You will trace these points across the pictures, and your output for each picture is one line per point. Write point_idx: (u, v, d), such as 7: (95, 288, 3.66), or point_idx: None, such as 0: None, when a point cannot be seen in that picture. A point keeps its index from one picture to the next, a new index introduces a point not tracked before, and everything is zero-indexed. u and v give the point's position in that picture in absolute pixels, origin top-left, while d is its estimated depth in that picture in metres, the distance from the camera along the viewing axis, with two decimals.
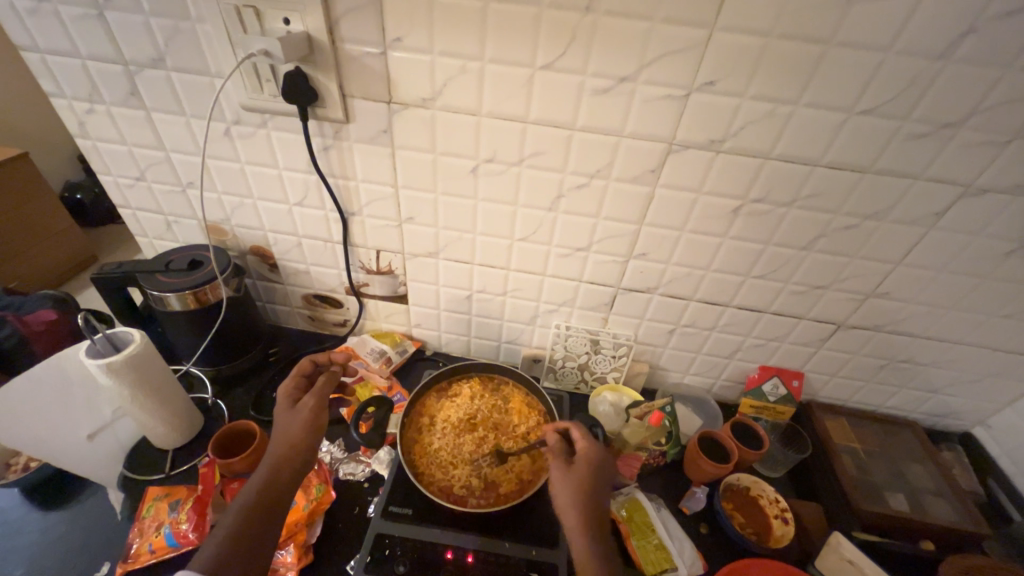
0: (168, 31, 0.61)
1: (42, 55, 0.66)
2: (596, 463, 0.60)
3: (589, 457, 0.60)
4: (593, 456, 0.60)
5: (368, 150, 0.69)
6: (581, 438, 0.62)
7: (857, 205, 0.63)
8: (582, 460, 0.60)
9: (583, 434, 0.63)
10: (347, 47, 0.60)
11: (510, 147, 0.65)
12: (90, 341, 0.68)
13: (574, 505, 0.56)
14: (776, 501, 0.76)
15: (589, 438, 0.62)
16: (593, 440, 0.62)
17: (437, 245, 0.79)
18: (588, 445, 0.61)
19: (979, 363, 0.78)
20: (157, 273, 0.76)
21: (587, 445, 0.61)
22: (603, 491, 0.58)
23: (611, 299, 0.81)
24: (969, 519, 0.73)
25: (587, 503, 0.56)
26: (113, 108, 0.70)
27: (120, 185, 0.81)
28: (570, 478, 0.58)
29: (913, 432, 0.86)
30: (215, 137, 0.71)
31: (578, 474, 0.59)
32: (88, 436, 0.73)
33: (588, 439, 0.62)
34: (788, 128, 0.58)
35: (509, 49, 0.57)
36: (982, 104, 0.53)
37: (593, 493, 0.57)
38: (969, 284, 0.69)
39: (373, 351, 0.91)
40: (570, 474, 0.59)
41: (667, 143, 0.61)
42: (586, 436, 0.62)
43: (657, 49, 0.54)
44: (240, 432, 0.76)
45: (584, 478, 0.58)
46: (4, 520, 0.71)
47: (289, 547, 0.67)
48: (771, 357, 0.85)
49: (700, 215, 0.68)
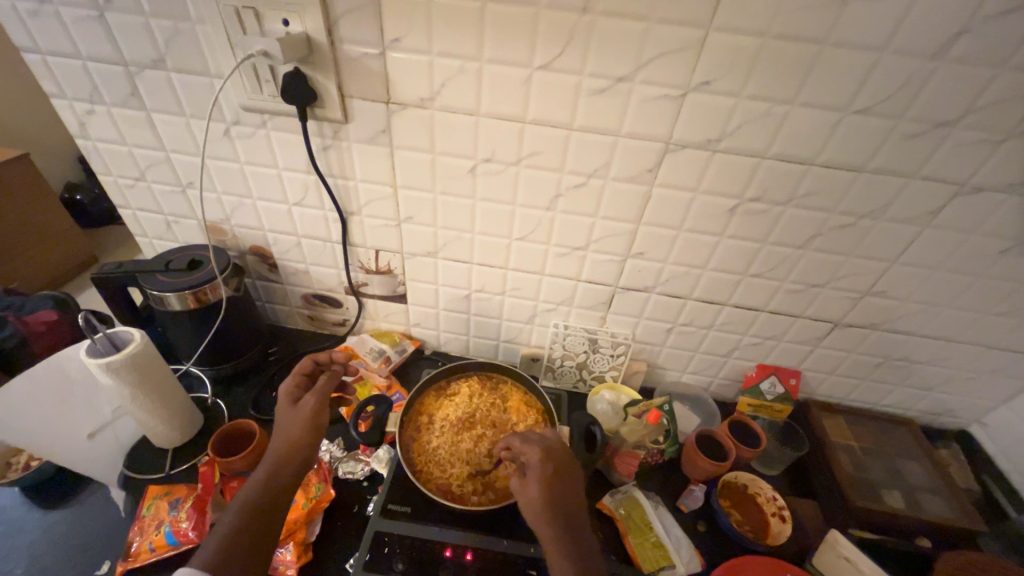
0: (168, 31, 0.62)
1: (43, 56, 0.66)
2: (548, 467, 0.59)
3: (538, 465, 0.59)
4: (541, 461, 0.60)
5: (367, 150, 0.69)
6: (526, 446, 0.62)
7: (853, 204, 0.64)
8: (531, 470, 0.59)
9: (526, 442, 0.62)
10: (347, 48, 0.60)
11: (509, 147, 0.65)
12: (90, 341, 0.68)
13: (539, 512, 0.56)
14: (773, 498, 0.76)
15: (531, 445, 0.61)
16: (537, 445, 0.61)
17: (436, 245, 0.79)
18: (534, 452, 0.61)
19: (976, 361, 0.78)
20: (156, 273, 0.76)
21: (533, 453, 0.61)
22: (566, 490, 0.59)
23: (609, 298, 0.82)
24: (965, 516, 0.73)
25: (552, 506, 0.57)
26: (113, 109, 0.71)
27: (121, 185, 0.81)
28: (531, 487, 0.58)
29: (910, 430, 0.87)
30: (215, 137, 0.72)
31: (532, 482, 0.58)
32: (88, 435, 0.73)
33: (533, 444, 0.62)
34: (784, 127, 0.58)
35: (507, 49, 0.57)
36: (976, 103, 0.54)
37: (557, 495, 0.58)
38: (964, 283, 0.69)
39: (372, 350, 0.91)
40: (527, 484, 0.59)
41: (663, 143, 0.62)
42: (528, 444, 0.62)
43: (654, 50, 0.55)
44: (239, 431, 0.76)
45: (542, 483, 0.58)
46: (4, 519, 0.72)
47: (289, 545, 0.67)
48: (768, 356, 0.85)
49: (697, 214, 0.68)
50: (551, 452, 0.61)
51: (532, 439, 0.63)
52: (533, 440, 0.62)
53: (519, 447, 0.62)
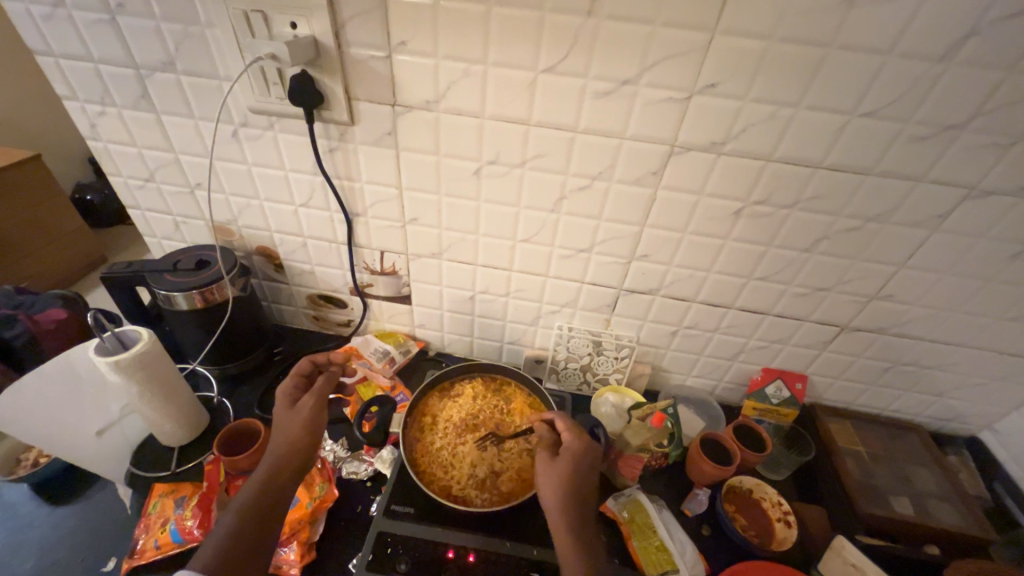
0: (178, 35, 0.63)
1: (57, 59, 0.67)
2: (580, 457, 0.61)
3: (575, 451, 0.61)
4: (579, 449, 0.61)
5: (373, 152, 0.70)
6: (567, 433, 0.63)
7: (859, 208, 0.63)
8: (568, 454, 0.61)
9: (569, 428, 0.64)
10: (353, 51, 0.61)
11: (513, 149, 0.66)
12: (99, 339, 0.68)
13: (556, 501, 0.58)
14: (779, 503, 0.76)
15: (573, 432, 0.63)
16: (580, 435, 0.63)
17: (441, 246, 0.80)
18: (573, 440, 0.62)
19: (985, 366, 0.77)
20: (165, 273, 0.77)
21: (574, 440, 0.62)
22: (585, 486, 0.60)
23: (614, 300, 0.82)
24: (974, 524, 0.72)
25: (568, 497, 0.58)
26: (124, 111, 0.72)
27: (130, 186, 0.82)
28: (552, 475, 0.59)
29: (917, 436, 0.85)
30: (223, 139, 0.72)
31: (559, 470, 0.60)
32: (97, 431, 0.74)
33: (574, 433, 0.63)
34: (789, 130, 0.58)
35: (512, 52, 0.57)
36: (983, 107, 0.53)
37: (576, 489, 0.59)
38: (973, 287, 0.68)
39: (376, 350, 0.92)
40: (553, 469, 0.60)
41: (668, 145, 0.62)
42: (572, 431, 0.63)
43: (659, 52, 0.55)
44: (246, 431, 0.77)
45: (567, 473, 0.59)
46: (14, 514, 0.73)
47: (292, 544, 0.67)
48: (774, 360, 0.85)
49: (702, 217, 0.68)
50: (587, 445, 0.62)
51: (573, 428, 0.64)
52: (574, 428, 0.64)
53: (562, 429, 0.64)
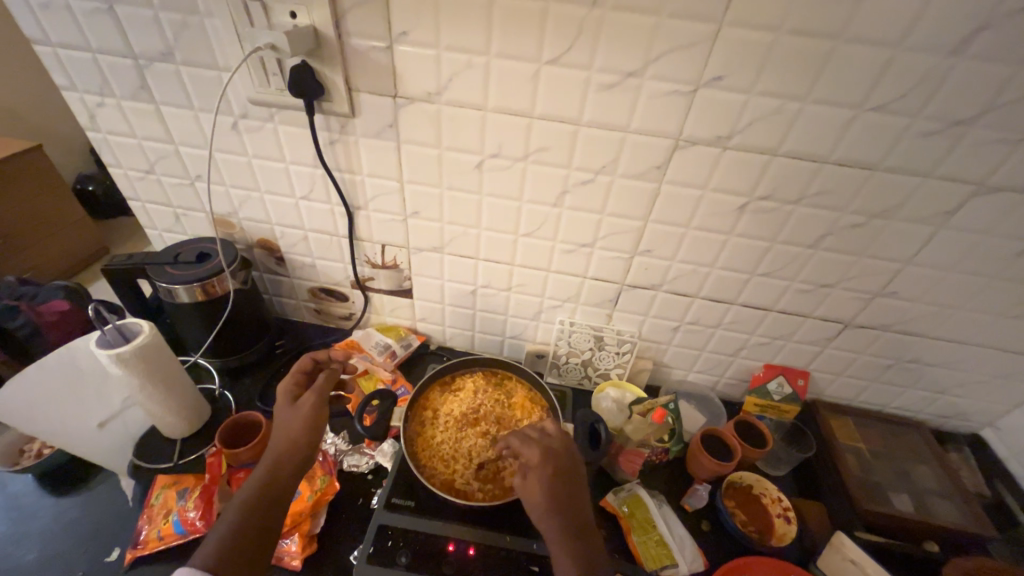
0: (177, 24, 0.62)
1: (54, 48, 0.67)
2: (556, 461, 0.59)
3: (536, 464, 0.59)
4: (539, 460, 0.59)
5: (374, 144, 0.69)
6: (524, 446, 0.61)
7: (866, 204, 0.62)
8: (531, 469, 0.59)
9: (523, 441, 0.61)
10: (354, 42, 0.60)
11: (516, 143, 0.65)
12: (101, 331, 0.68)
13: (542, 508, 0.57)
14: (779, 499, 0.76)
15: (529, 444, 0.61)
16: (536, 444, 0.60)
17: (442, 240, 0.79)
18: (532, 451, 0.60)
19: (989, 364, 0.77)
20: (166, 266, 0.77)
21: (532, 452, 0.60)
22: (568, 489, 0.58)
23: (616, 295, 0.81)
24: (974, 521, 0.72)
25: (557, 501, 0.57)
26: (123, 102, 0.71)
27: (130, 178, 0.82)
28: (533, 485, 0.58)
29: (919, 433, 0.85)
30: (223, 131, 0.72)
31: (532, 484, 0.58)
32: (98, 424, 0.74)
33: (532, 443, 0.61)
34: (795, 125, 0.57)
35: (515, 43, 0.56)
36: (993, 103, 0.52)
37: (562, 494, 0.57)
38: (978, 285, 0.68)
39: (378, 344, 0.91)
40: (528, 481, 0.58)
41: (673, 139, 0.61)
42: (525, 444, 0.61)
43: (665, 44, 0.54)
44: (247, 424, 0.77)
45: (542, 483, 0.57)
46: (18, 504, 0.73)
47: (294, 536, 0.68)
48: (776, 356, 0.84)
49: (706, 212, 0.67)
50: (550, 450, 0.60)
51: (531, 437, 0.62)
52: (530, 438, 0.61)
53: (516, 445, 0.62)
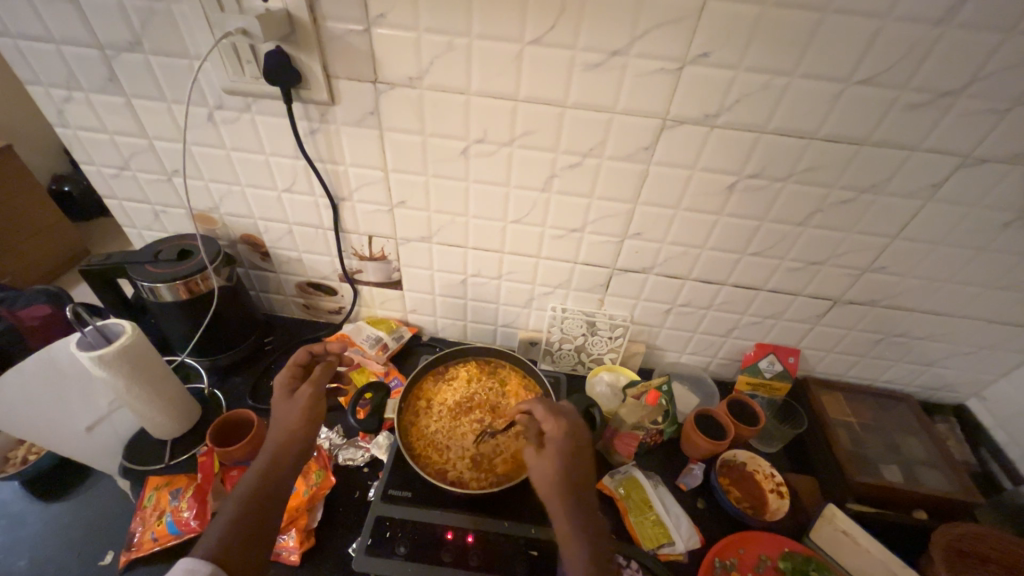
0: (143, 12, 0.59)
1: (15, 40, 0.63)
2: (567, 437, 0.59)
3: (556, 436, 0.59)
4: (561, 434, 0.59)
5: (356, 133, 0.67)
6: (548, 418, 0.62)
7: (854, 179, 0.62)
8: (550, 442, 0.59)
9: (548, 413, 0.62)
10: (330, 26, 0.58)
11: (501, 127, 0.64)
12: (82, 333, 0.66)
13: (554, 487, 0.56)
14: (771, 475, 0.77)
15: (554, 417, 0.61)
16: (560, 419, 0.61)
17: (429, 229, 0.78)
18: (555, 425, 0.60)
19: (977, 335, 0.78)
20: (145, 264, 0.74)
21: (555, 426, 0.60)
22: (580, 470, 0.58)
23: (607, 280, 0.81)
24: (962, 488, 0.73)
25: (567, 478, 0.56)
26: (91, 95, 0.68)
27: (105, 175, 0.79)
28: (544, 463, 0.58)
29: (907, 405, 0.87)
30: (199, 123, 0.70)
31: (548, 457, 0.58)
32: (87, 427, 0.73)
33: (557, 416, 0.61)
34: (783, 101, 0.57)
35: (498, 24, 0.55)
36: (982, 70, 0.52)
37: (571, 470, 0.57)
38: (966, 256, 0.68)
39: (368, 338, 0.90)
40: (544, 455, 0.58)
41: (660, 119, 0.60)
42: (551, 415, 0.62)
43: (650, 20, 0.53)
44: (238, 421, 0.76)
45: (554, 460, 0.57)
46: (6, 512, 0.72)
47: (291, 531, 0.67)
48: (766, 335, 0.85)
49: (695, 191, 0.66)
50: (571, 427, 0.61)
51: (553, 411, 0.63)
52: (555, 412, 0.62)
53: (540, 416, 0.63)
